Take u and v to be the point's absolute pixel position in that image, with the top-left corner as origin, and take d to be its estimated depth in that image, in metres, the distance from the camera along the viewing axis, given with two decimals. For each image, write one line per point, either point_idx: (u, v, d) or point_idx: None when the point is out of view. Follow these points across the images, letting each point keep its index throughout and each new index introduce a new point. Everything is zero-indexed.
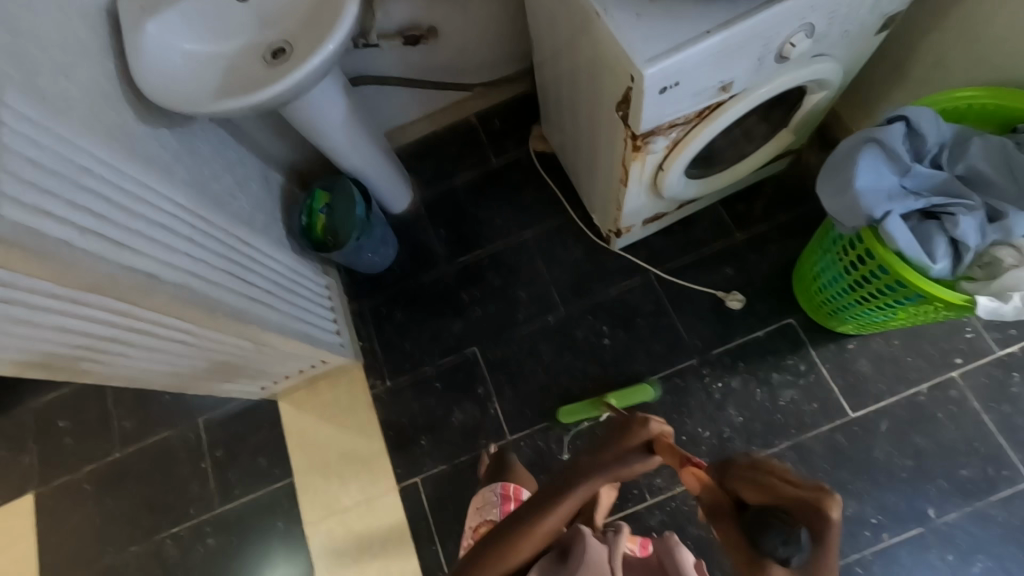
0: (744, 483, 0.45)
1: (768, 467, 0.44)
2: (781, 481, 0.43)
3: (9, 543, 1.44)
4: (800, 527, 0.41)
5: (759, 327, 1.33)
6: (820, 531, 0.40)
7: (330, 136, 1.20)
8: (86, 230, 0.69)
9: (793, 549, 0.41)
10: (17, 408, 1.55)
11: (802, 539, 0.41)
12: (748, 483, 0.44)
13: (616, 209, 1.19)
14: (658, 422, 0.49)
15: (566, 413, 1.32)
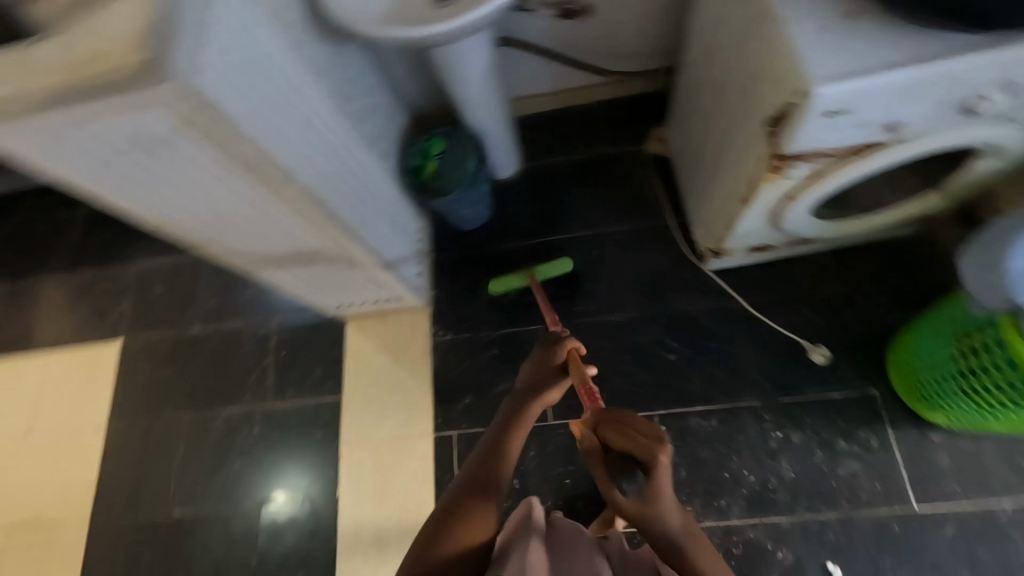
0: (617, 439, 0.74)
1: (633, 427, 0.74)
2: (639, 436, 0.73)
3: (91, 377, 1.62)
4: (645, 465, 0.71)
5: (837, 388, 1.26)
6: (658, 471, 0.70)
7: (465, 87, 1.23)
8: (258, 110, 0.74)
9: (634, 481, 0.71)
10: (125, 263, 1.72)
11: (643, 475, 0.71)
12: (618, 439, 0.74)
13: (724, 228, 1.15)
14: (571, 343, 0.92)
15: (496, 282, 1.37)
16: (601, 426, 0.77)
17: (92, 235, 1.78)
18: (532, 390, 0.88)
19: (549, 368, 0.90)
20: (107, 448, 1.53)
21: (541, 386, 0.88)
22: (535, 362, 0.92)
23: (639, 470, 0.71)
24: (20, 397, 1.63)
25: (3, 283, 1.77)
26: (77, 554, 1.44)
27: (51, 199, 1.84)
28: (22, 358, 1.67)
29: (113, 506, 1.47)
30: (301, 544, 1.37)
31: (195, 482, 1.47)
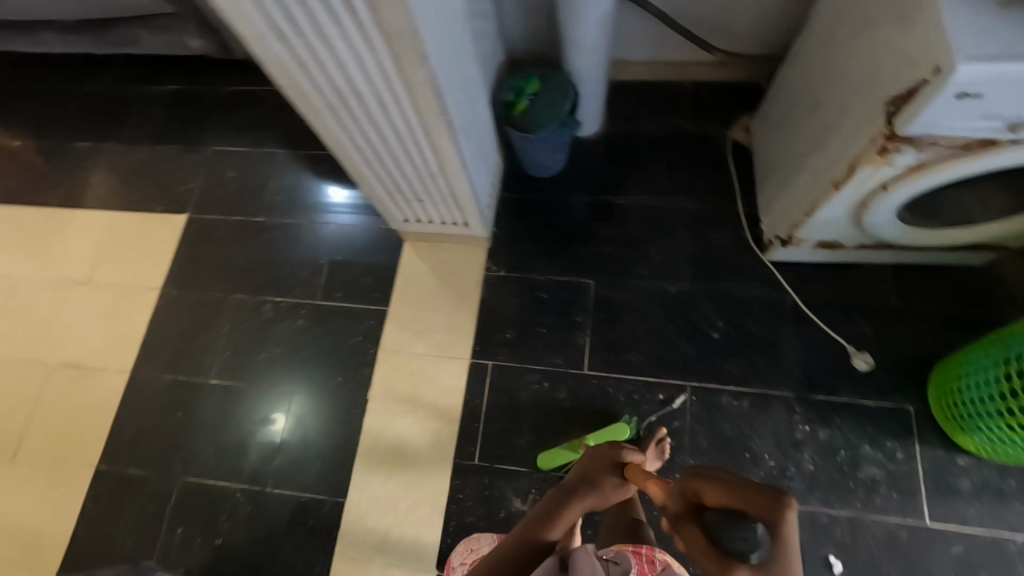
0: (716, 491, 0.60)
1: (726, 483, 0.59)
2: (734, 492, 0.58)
3: (153, 242, 1.68)
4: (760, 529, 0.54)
5: (872, 396, 1.28)
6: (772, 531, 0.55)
7: (581, 27, 1.24)
8: None
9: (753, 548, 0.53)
10: (203, 145, 1.78)
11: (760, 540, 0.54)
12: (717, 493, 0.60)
13: (804, 213, 1.16)
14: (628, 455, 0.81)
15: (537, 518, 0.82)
16: (688, 482, 0.63)
17: (175, 111, 1.83)
18: (586, 487, 0.80)
19: (606, 470, 0.81)
20: (157, 310, 1.59)
21: (590, 484, 0.80)
22: (591, 458, 0.84)
23: (759, 527, 0.54)
24: (84, 249, 1.69)
25: (84, 139, 1.84)
26: (112, 401, 1.51)
27: (142, 69, 1.90)
28: (92, 212, 1.74)
29: (153, 363, 1.54)
30: (323, 434, 1.41)
31: (233, 358, 1.52)
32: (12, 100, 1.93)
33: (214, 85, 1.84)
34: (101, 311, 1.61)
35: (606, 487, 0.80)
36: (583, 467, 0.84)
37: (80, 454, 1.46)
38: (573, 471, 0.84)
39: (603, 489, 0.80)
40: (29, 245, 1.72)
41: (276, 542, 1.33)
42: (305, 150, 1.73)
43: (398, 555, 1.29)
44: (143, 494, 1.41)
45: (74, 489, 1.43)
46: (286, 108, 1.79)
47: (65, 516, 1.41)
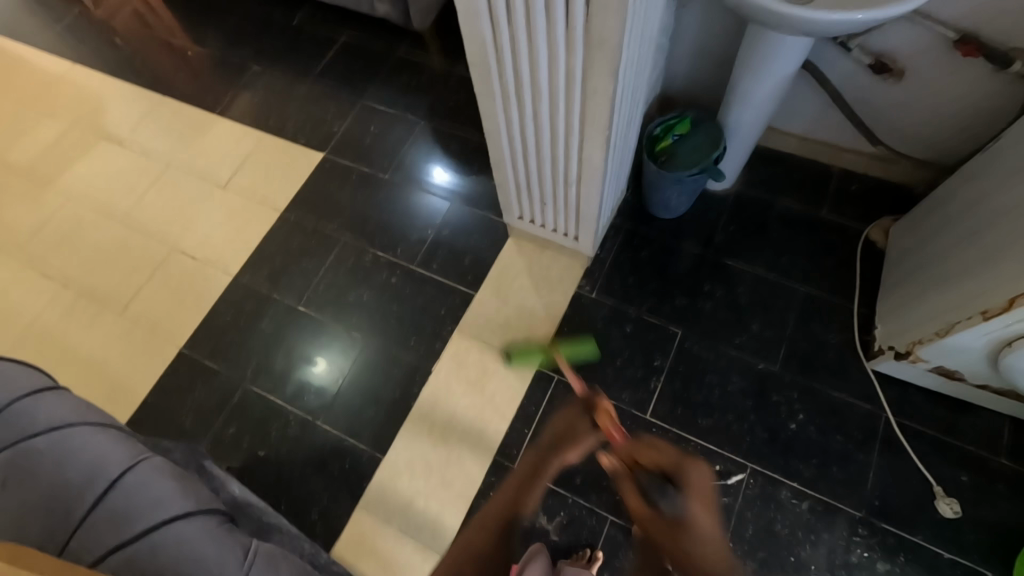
0: (655, 455, 0.68)
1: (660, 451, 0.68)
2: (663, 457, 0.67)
3: (288, 168, 1.81)
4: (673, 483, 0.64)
5: (948, 546, 1.17)
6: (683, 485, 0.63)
7: (754, 85, 1.25)
8: (637, 7, 0.82)
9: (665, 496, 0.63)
10: (357, 96, 1.91)
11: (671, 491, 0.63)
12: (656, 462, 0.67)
13: (934, 332, 1.10)
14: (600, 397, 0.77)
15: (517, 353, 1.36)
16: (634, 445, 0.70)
17: (343, 60, 1.98)
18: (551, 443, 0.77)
19: (567, 420, 0.79)
20: (272, 228, 1.72)
21: (562, 441, 0.77)
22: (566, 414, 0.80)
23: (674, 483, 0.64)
24: (230, 155, 1.86)
25: (260, 62, 2.03)
26: (209, 295, 1.64)
27: (328, 17, 2.08)
28: (245, 126, 1.91)
29: (256, 273, 1.65)
30: (381, 389, 1.46)
31: (325, 292, 1.61)
32: (212, 13, 2.16)
33: (383, 47, 1.99)
34: (226, 213, 1.76)
35: (579, 439, 0.76)
36: (555, 425, 0.79)
37: (171, 331, 1.59)
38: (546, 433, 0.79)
39: (581, 436, 0.76)
40: (186, 138, 1.91)
41: (310, 471, 1.39)
42: (445, 126, 1.82)
43: (415, 525, 1.31)
44: (210, 385, 1.51)
45: (156, 360, 1.56)
46: (440, 84, 1.90)
47: (141, 381, 1.53)
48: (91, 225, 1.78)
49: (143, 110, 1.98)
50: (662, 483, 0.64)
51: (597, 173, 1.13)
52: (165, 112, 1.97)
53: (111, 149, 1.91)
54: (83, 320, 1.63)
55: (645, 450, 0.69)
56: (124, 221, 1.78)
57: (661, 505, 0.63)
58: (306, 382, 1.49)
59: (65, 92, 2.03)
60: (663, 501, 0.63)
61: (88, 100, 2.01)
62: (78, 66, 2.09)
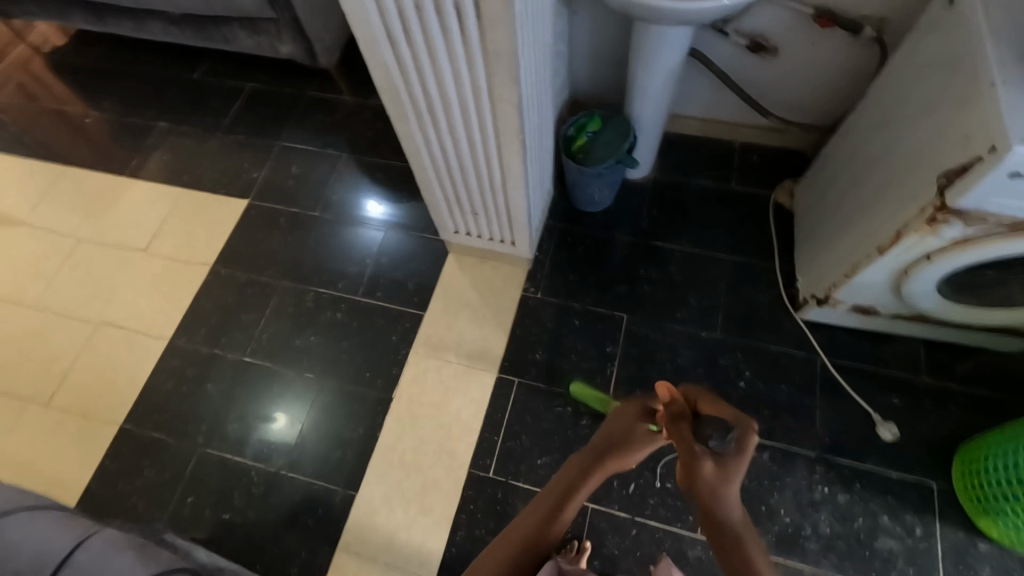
0: (711, 409, 0.67)
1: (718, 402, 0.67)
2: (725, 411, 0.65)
3: (212, 221, 1.76)
4: (730, 432, 0.63)
5: (895, 467, 1.27)
6: (738, 439, 0.63)
7: (650, 77, 1.35)
8: (524, 15, 0.87)
9: (718, 441, 0.63)
10: (274, 140, 1.89)
11: (727, 438, 0.63)
12: (712, 413, 0.66)
13: (844, 274, 1.21)
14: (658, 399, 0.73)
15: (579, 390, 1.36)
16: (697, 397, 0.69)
17: (253, 106, 1.96)
18: (606, 449, 0.72)
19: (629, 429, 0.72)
20: (204, 284, 1.66)
21: (617, 447, 0.72)
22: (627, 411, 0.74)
23: (732, 433, 0.63)
24: (147, 218, 1.79)
25: (165, 120, 1.97)
26: (146, 364, 1.56)
27: (230, 66, 2.05)
28: (159, 186, 1.84)
29: (193, 334, 1.59)
30: (344, 426, 1.43)
31: (270, 340, 1.57)
32: (106, 77, 2.08)
33: (293, 88, 1.98)
34: (151, 277, 1.69)
35: (634, 442, 0.72)
36: (609, 425, 0.75)
37: (108, 410, 1.50)
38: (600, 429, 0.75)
39: (634, 448, 0.71)
40: (96, 208, 1.82)
41: (282, 526, 1.34)
42: (367, 156, 1.83)
43: (400, 556, 1.28)
44: (160, 459, 1.43)
45: (96, 443, 1.46)
46: (357, 117, 1.91)
47: (81, 469, 1.43)
48: (1, 314, 1.66)
49: (43, 186, 1.87)
50: (717, 428, 0.64)
51: (520, 178, 1.18)
52: (68, 184, 1.87)
53: (12, 231, 1.80)
54: (6, 416, 1.51)
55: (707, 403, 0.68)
56: (39, 304, 1.67)
57: (713, 445, 0.63)
58: (271, 442, 1.43)
59: None
60: (717, 442, 0.63)
61: None
62: None
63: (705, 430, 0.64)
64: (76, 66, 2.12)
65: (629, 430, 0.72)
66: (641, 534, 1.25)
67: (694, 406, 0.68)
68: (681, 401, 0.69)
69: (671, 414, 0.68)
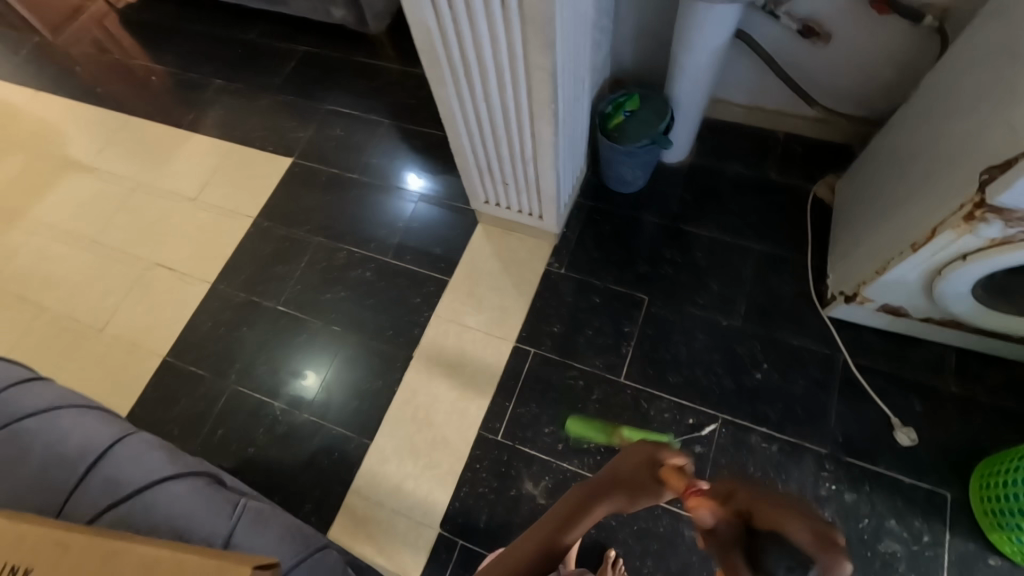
0: (769, 513, 0.39)
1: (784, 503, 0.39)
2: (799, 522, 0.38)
3: (257, 176, 1.85)
4: (812, 564, 0.36)
5: (908, 472, 1.25)
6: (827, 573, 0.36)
7: (693, 57, 1.33)
8: None
9: None
10: (319, 102, 1.96)
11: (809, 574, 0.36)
12: (773, 532, 0.38)
13: (875, 271, 1.18)
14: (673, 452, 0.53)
15: (575, 426, 1.36)
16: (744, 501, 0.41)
17: (302, 69, 2.03)
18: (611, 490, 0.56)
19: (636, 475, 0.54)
20: (246, 234, 1.75)
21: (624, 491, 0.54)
22: (632, 454, 0.55)
23: (819, 569, 0.36)
24: (199, 169, 1.89)
25: (220, 78, 2.06)
26: (190, 304, 1.67)
27: (285, 29, 2.13)
28: (212, 140, 1.94)
29: (233, 280, 1.69)
30: (365, 378, 1.50)
31: (302, 291, 1.65)
32: (170, 34, 2.19)
33: (341, 53, 2.04)
34: (199, 224, 1.79)
35: (643, 491, 0.53)
36: (615, 462, 0.57)
37: (154, 343, 1.62)
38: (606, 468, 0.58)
39: (643, 495, 0.53)
40: (154, 156, 1.93)
41: (300, 465, 1.42)
42: (407, 124, 1.88)
43: (407, 505, 1.35)
44: (196, 392, 1.54)
45: (142, 371, 1.58)
46: (399, 84, 1.95)
47: (126, 394, 1.55)
48: (65, 247, 1.80)
49: (107, 133, 2.00)
50: (788, 565, 0.37)
51: (550, 149, 1.20)
52: (130, 132, 1.99)
53: (80, 173, 1.93)
54: (64, 341, 1.65)
55: (759, 501, 0.40)
56: (98, 242, 1.80)
57: None
58: (300, 395, 1.50)
59: (27, 122, 2.05)
60: None
61: (51, 128, 2.03)
62: (39, 94, 2.11)
63: (767, 569, 0.37)
64: (144, 22, 2.24)
65: (636, 485, 0.54)
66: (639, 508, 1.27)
67: (746, 518, 0.40)
68: (725, 516, 0.42)
69: (713, 536, 0.42)
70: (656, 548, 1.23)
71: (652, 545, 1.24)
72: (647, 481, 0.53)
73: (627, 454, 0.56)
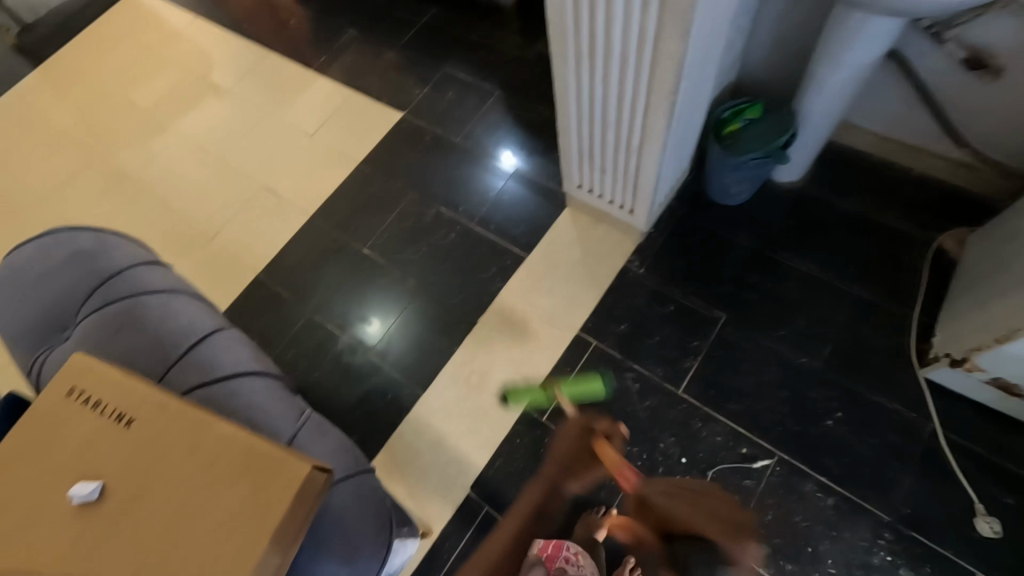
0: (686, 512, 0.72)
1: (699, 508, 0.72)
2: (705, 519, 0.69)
3: (368, 125, 1.95)
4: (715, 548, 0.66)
5: (980, 565, 1.12)
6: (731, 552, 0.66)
7: (833, 72, 1.24)
8: None
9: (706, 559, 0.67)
10: (438, 64, 2.02)
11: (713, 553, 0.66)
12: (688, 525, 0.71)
13: (995, 338, 1.06)
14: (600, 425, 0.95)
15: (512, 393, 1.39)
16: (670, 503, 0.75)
17: (429, 30, 2.10)
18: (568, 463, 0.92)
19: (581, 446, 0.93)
20: (348, 177, 1.86)
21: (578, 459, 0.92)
22: (571, 436, 0.95)
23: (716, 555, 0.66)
24: (319, 109, 2.02)
25: (353, 28, 2.18)
26: (288, 231, 1.80)
27: None
28: (335, 85, 2.06)
29: (329, 217, 1.80)
30: (428, 333, 1.56)
31: (388, 240, 1.73)
32: None
33: (468, 21, 2.08)
34: (309, 161, 1.92)
35: (589, 461, 0.92)
36: (562, 446, 0.94)
37: (251, 260, 1.77)
38: (556, 451, 0.94)
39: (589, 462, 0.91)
40: (283, 92, 2.09)
41: (355, 398, 1.51)
42: (516, 98, 1.90)
43: (443, 460, 1.40)
44: (279, 311, 1.67)
45: (237, 282, 1.74)
46: (517, 59, 1.97)
47: (221, 299, 1.71)
48: (194, 160, 2.00)
49: (247, 64, 2.18)
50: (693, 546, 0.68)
51: (659, 143, 1.17)
52: (266, 66, 2.16)
53: (218, 96, 2.13)
54: (180, 242, 1.84)
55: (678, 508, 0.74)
56: (222, 160, 1.98)
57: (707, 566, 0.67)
58: (364, 340, 1.59)
59: (184, 43, 2.28)
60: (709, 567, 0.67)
61: (203, 53, 2.24)
62: (198, 20, 2.33)
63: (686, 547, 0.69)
64: None
65: (580, 451, 0.93)
66: None
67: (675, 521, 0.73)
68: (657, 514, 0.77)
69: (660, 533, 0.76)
70: None
71: None
72: (586, 448, 0.92)
73: (568, 438, 0.95)
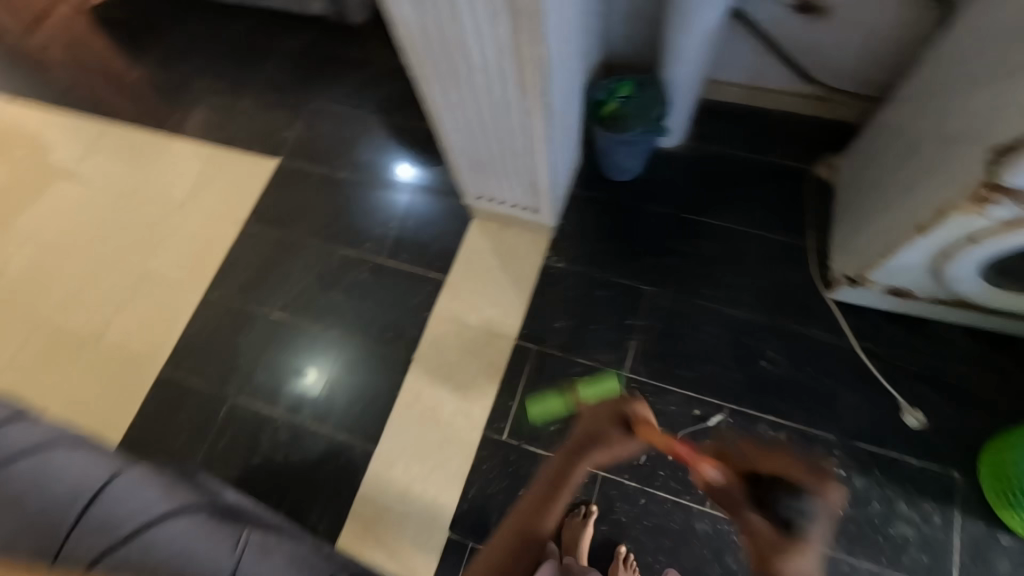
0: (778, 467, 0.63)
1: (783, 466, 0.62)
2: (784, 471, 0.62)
3: (246, 179, 1.80)
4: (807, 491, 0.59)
5: (918, 454, 1.24)
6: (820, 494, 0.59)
7: (688, 39, 1.28)
8: None
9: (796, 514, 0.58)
10: (305, 99, 1.90)
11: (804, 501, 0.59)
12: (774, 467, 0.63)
13: (880, 254, 1.17)
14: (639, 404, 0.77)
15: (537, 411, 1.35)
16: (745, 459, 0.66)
17: (286, 65, 1.96)
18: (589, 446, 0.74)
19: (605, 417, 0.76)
20: (238, 240, 1.71)
21: (596, 441, 0.74)
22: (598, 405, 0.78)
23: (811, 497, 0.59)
24: (186, 174, 1.84)
25: (202, 76, 1.99)
26: (186, 314, 1.63)
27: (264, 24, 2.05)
28: (197, 143, 1.88)
29: (228, 287, 1.65)
30: (368, 382, 1.48)
31: (299, 296, 1.62)
32: (145, 34, 2.11)
33: (325, 47, 1.97)
34: (190, 231, 1.75)
35: (614, 442, 0.74)
36: (586, 424, 0.77)
37: (151, 356, 1.59)
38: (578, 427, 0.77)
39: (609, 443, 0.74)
40: (139, 163, 1.88)
41: (307, 472, 1.41)
42: (396, 118, 1.82)
43: (416, 508, 1.34)
44: (198, 404, 1.52)
45: (141, 384, 1.56)
46: (387, 77, 1.89)
47: (128, 407, 1.53)
48: (53, 261, 1.76)
49: (90, 140, 1.94)
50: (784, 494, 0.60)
51: (545, 143, 1.17)
52: (112, 138, 1.93)
53: (64, 183, 1.88)
54: (58, 357, 1.62)
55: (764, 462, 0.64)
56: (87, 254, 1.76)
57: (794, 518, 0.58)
58: (301, 396, 1.49)
59: (6, 132, 1.99)
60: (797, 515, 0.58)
61: (30, 137, 1.97)
62: (16, 102, 2.04)
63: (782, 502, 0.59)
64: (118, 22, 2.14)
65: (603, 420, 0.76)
66: (649, 503, 1.26)
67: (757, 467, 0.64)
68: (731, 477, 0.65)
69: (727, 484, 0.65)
70: (669, 543, 1.23)
71: (665, 537, 1.23)
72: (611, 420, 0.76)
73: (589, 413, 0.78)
